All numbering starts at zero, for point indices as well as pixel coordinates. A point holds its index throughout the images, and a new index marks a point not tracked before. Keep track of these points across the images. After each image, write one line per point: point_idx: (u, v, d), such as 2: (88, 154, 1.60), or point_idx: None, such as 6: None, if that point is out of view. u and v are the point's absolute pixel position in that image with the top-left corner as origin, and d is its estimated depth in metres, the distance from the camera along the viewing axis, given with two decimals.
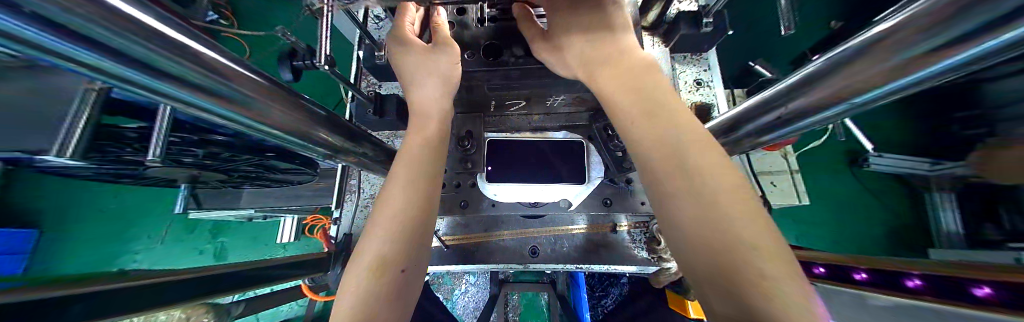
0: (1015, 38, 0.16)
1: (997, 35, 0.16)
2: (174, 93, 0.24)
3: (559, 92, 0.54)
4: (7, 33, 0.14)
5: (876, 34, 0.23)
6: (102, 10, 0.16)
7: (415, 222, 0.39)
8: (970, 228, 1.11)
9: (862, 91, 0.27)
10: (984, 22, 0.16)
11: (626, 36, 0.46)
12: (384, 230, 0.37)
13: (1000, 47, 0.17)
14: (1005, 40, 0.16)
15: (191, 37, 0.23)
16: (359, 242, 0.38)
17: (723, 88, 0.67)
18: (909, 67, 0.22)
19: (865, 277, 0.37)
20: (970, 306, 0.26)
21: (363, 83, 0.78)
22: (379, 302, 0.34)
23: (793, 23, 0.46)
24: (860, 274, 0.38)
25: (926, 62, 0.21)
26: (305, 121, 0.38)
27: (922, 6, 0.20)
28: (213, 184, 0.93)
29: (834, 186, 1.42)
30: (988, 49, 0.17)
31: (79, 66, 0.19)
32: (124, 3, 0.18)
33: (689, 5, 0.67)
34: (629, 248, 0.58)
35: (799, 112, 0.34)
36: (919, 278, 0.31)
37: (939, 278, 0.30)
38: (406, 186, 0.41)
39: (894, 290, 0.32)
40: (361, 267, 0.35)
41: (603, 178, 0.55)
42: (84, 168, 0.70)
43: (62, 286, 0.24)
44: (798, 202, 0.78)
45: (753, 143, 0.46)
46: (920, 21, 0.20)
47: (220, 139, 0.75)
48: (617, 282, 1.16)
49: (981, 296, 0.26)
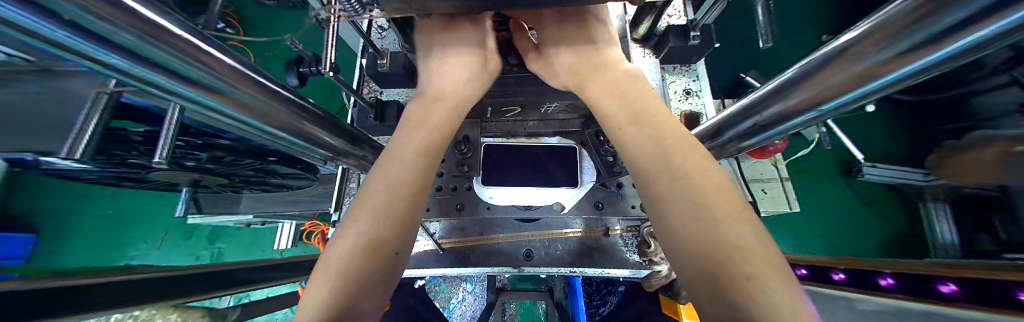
0: (988, 34, 0.17)
1: (967, 33, 0.17)
2: (182, 91, 0.26)
3: (552, 100, 0.56)
4: (40, 34, 0.17)
5: (845, 42, 0.25)
6: (130, 17, 0.19)
7: (407, 205, 0.39)
8: (965, 238, 1.11)
9: (835, 94, 0.28)
10: (948, 23, 0.17)
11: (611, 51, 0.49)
12: (375, 211, 0.36)
13: (974, 44, 0.18)
14: (978, 37, 0.17)
15: (206, 43, 0.26)
16: (346, 222, 0.36)
17: (711, 97, 0.69)
18: (881, 68, 0.23)
19: (843, 277, 0.39)
20: (935, 301, 0.27)
21: (365, 90, 0.81)
22: (371, 284, 0.34)
23: (771, 37, 0.49)
24: (838, 275, 0.40)
25: (898, 63, 0.22)
26: (308, 123, 0.40)
27: (886, 14, 0.22)
28: (214, 188, 0.95)
29: (828, 195, 1.43)
30: (961, 46, 0.18)
31: (102, 66, 0.21)
32: (149, 11, 0.21)
33: (677, 20, 0.71)
34: (622, 252, 0.60)
35: (778, 116, 0.36)
36: (891, 276, 0.33)
37: (909, 277, 0.31)
38: (404, 169, 0.40)
39: (867, 288, 0.34)
40: (350, 247, 0.34)
41: (595, 182, 0.57)
42: (88, 171, 0.71)
43: (57, 278, 0.24)
44: (789, 209, 0.79)
45: (737, 147, 0.48)
46: (884, 28, 0.22)
47: (224, 142, 0.78)
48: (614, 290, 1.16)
49: (945, 292, 0.27)
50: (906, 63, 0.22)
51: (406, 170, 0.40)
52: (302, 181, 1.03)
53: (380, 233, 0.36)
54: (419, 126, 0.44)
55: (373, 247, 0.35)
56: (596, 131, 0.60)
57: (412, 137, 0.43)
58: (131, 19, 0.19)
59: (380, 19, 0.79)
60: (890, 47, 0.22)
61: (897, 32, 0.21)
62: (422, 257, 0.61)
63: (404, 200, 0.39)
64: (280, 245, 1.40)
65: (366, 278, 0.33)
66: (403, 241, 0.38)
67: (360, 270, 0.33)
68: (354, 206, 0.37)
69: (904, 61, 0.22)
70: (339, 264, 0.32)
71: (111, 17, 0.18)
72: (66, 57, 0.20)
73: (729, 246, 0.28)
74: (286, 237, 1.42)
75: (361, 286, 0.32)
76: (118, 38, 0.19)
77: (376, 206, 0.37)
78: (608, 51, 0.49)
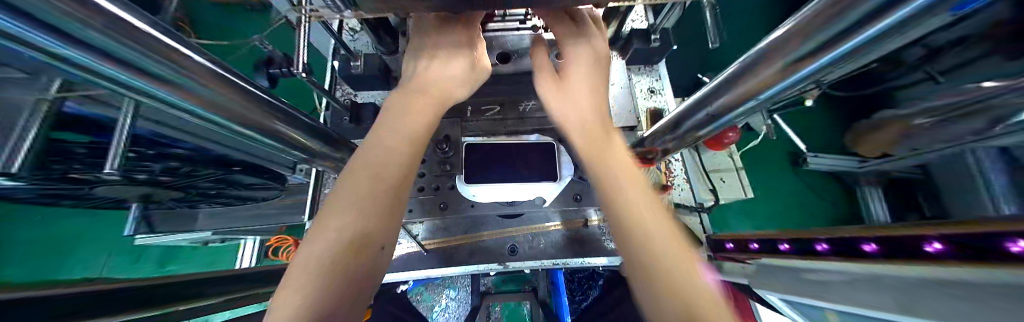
0: (861, 38, 0.21)
1: (848, 38, 0.22)
2: (131, 82, 0.24)
3: (530, 97, 0.61)
4: (14, 36, 0.16)
5: (768, 44, 0.30)
6: (111, 21, 0.19)
7: (392, 196, 0.39)
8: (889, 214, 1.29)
9: (764, 87, 0.34)
10: (837, 29, 0.22)
11: (597, 63, 0.53)
12: (355, 203, 0.36)
13: (851, 47, 0.23)
14: (854, 41, 0.22)
15: (183, 45, 0.25)
16: (322, 216, 0.35)
17: (672, 95, 0.76)
18: (794, 66, 0.29)
19: (826, 247, 0.42)
20: (917, 259, 0.30)
21: (339, 93, 0.78)
22: (357, 277, 0.34)
23: (717, 38, 0.55)
24: (821, 245, 0.43)
25: (804, 62, 0.27)
26: (276, 122, 0.39)
27: (792, 23, 0.27)
28: (168, 204, 0.86)
29: (781, 184, 1.59)
30: (844, 48, 0.23)
31: (67, 65, 0.20)
32: (129, 14, 0.20)
33: (639, 25, 0.77)
34: (600, 241, 0.63)
35: (724, 107, 0.41)
36: (876, 242, 0.35)
37: (885, 239, 0.34)
38: (384, 159, 0.40)
39: (854, 256, 0.37)
40: (330, 241, 0.33)
41: (572, 175, 0.60)
42: (11, 189, 0.62)
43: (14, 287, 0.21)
44: (744, 195, 0.88)
45: (695, 137, 0.53)
46: (791, 35, 0.27)
47: (180, 152, 0.73)
48: (595, 284, 1.20)
49: (933, 250, 0.29)
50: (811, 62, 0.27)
51: (392, 160, 0.41)
52: (269, 191, 0.96)
53: (365, 226, 0.36)
54: (401, 122, 0.44)
55: (356, 241, 0.35)
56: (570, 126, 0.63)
57: (397, 128, 0.43)
58: (111, 23, 0.19)
59: (352, 21, 0.77)
60: (807, 44, 0.25)
61: (803, 35, 0.25)
62: (405, 260, 0.61)
63: (389, 190, 0.39)
64: (244, 263, 1.29)
65: (353, 271, 0.33)
66: (386, 234, 0.39)
67: (345, 261, 0.33)
68: (335, 197, 0.37)
69: (809, 61, 0.27)
70: (323, 259, 0.32)
71: (95, 22, 0.18)
72: (24, 53, 0.19)
73: (653, 243, 0.34)
74: (251, 254, 1.32)
75: (346, 278, 0.33)
76: (93, 42, 0.19)
77: (357, 197, 0.36)
78: (591, 48, 0.52)
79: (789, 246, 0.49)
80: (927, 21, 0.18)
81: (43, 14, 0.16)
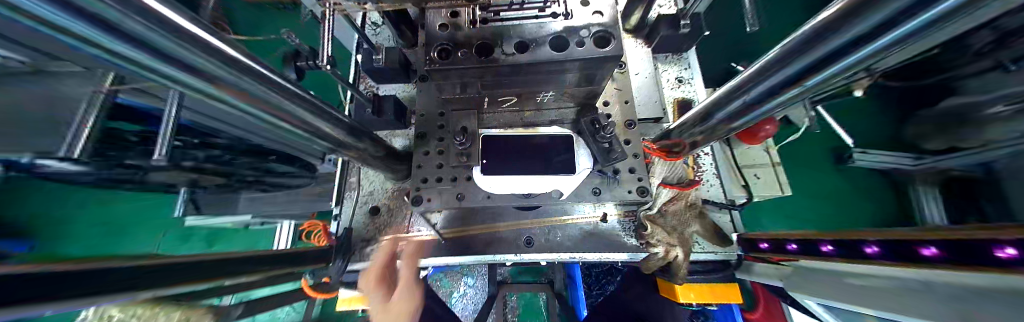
0: (930, 19, 0.18)
1: (915, 18, 0.19)
2: (184, 80, 0.25)
3: (547, 88, 0.54)
4: (90, 40, 0.17)
5: (811, 28, 0.27)
6: (175, 29, 0.20)
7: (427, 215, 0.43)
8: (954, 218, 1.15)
9: (810, 76, 0.30)
10: (901, 10, 0.19)
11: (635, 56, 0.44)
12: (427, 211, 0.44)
13: (919, 28, 0.20)
14: (923, 21, 0.19)
15: (233, 46, 0.27)
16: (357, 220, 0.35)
17: (703, 84, 0.71)
18: (845, 51, 0.25)
19: (876, 250, 0.39)
20: (995, 267, 0.26)
21: (362, 85, 0.81)
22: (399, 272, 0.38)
23: (755, 20, 0.50)
24: (871, 248, 0.39)
25: (858, 46, 0.24)
26: (304, 118, 0.40)
27: (841, 4, 0.24)
28: (214, 190, 0.95)
29: (822, 182, 1.45)
30: (910, 30, 0.20)
31: (135, 66, 0.22)
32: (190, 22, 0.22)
33: (669, 10, 0.72)
34: (620, 236, 0.61)
35: (760, 97, 0.38)
36: (936, 246, 0.32)
37: (952, 243, 0.31)
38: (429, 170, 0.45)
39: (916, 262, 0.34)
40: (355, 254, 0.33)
41: (592, 168, 0.57)
42: (88, 174, 0.72)
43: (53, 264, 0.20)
44: (781, 193, 0.81)
45: (726, 129, 0.49)
46: (840, 17, 0.24)
47: (222, 142, 0.79)
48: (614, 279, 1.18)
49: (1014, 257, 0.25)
50: (865, 48, 0.24)
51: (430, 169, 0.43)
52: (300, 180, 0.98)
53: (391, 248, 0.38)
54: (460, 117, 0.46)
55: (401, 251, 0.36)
56: (591, 118, 0.56)
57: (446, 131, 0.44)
58: (175, 29, 0.20)
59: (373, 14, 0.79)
60: (854, 30, 0.23)
61: (853, 17, 0.22)
62: (424, 246, 0.63)
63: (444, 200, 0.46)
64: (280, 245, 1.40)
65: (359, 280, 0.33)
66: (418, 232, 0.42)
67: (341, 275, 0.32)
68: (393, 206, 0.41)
69: (863, 45, 0.24)
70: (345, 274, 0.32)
71: (160, 29, 0.19)
72: (89, 53, 0.20)
73: None
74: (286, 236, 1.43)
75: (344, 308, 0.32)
76: (160, 46, 0.20)
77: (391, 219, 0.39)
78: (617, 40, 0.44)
79: (833, 247, 0.45)
80: (996, 4, 0.16)
81: (104, 17, 0.16)
